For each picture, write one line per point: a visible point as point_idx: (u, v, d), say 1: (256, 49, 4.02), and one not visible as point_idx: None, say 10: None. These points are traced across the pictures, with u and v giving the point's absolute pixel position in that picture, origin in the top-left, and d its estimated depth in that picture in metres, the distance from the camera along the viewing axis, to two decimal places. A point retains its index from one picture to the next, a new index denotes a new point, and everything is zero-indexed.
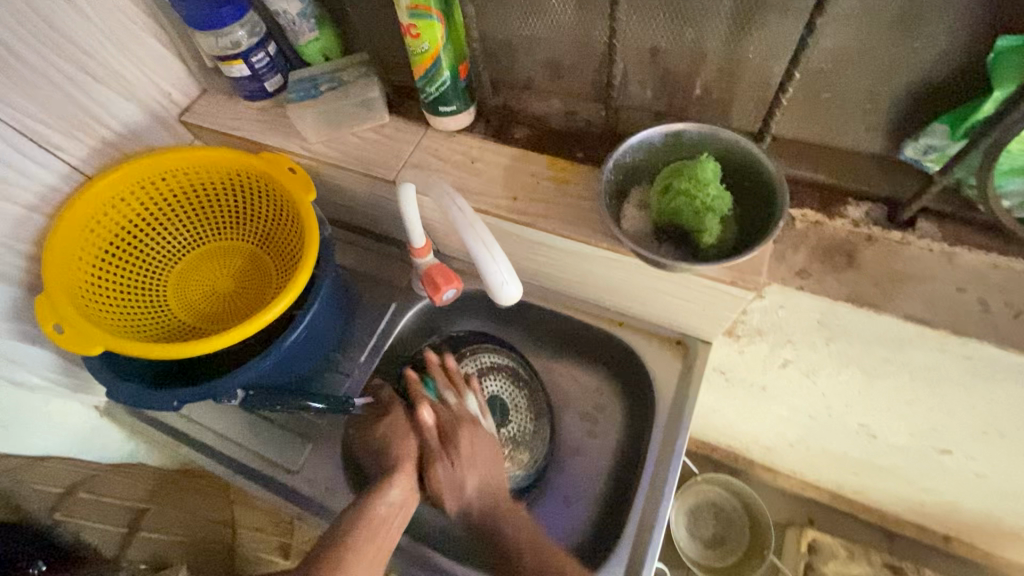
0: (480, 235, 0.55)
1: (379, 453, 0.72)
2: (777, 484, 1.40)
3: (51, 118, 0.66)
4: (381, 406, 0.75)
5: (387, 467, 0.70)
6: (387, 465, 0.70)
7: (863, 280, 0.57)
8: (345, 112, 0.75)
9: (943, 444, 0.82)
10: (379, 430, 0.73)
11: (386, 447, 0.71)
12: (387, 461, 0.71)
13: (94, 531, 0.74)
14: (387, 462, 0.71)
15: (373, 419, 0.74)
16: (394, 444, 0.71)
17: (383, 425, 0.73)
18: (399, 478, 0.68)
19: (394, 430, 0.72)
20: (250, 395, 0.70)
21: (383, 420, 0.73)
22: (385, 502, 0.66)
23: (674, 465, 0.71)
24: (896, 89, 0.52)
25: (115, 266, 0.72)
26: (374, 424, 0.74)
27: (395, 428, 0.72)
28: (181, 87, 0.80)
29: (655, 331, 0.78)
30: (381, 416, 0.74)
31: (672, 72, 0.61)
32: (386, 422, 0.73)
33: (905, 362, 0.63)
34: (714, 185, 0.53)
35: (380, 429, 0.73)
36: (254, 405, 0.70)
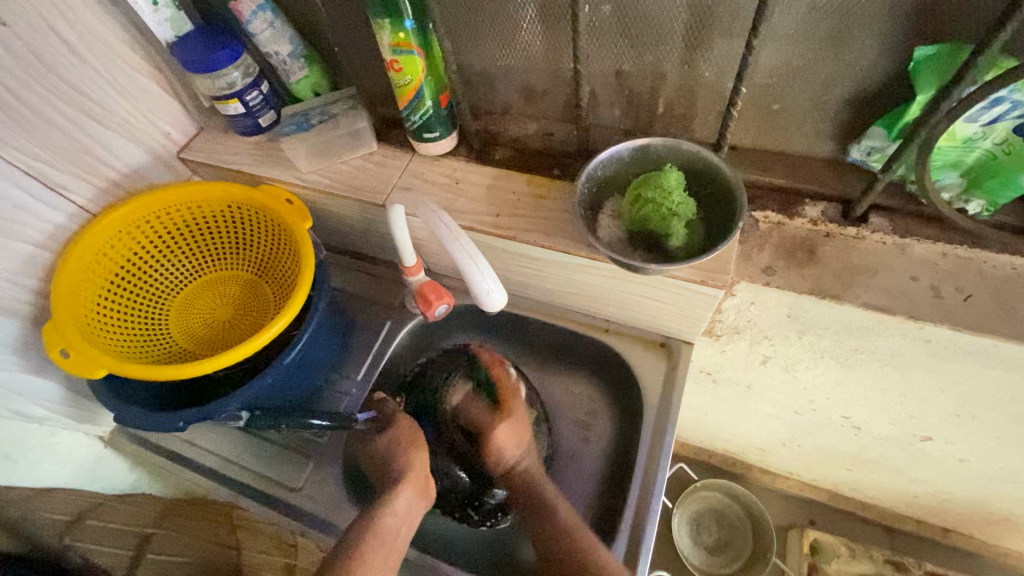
0: (465, 249, 0.58)
1: (381, 464, 0.73)
2: (775, 486, 1.42)
3: (59, 161, 0.71)
4: (384, 421, 0.77)
5: (390, 479, 0.71)
6: (391, 475, 0.71)
7: (823, 274, 0.61)
8: (335, 143, 0.80)
9: (923, 431, 0.85)
10: (380, 443, 0.75)
11: (389, 457, 0.73)
12: (390, 473, 0.72)
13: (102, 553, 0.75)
14: (390, 474, 0.72)
15: (374, 432, 0.76)
16: (397, 457, 0.73)
17: (385, 437, 0.75)
18: (405, 486, 0.70)
19: (396, 443, 0.74)
20: (255, 415, 0.73)
21: (384, 434, 0.75)
22: (391, 512, 0.67)
23: (663, 465, 0.74)
24: (837, 97, 0.57)
25: (119, 297, 0.76)
26: (375, 436, 0.75)
27: (398, 442, 0.74)
28: (179, 126, 0.85)
29: (640, 335, 0.82)
30: (382, 430, 0.76)
31: (636, 92, 0.66)
32: (387, 436, 0.75)
33: (874, 350, 0.67)
34: (677, 193, 0.57)
35: (383, 440, 0.74)
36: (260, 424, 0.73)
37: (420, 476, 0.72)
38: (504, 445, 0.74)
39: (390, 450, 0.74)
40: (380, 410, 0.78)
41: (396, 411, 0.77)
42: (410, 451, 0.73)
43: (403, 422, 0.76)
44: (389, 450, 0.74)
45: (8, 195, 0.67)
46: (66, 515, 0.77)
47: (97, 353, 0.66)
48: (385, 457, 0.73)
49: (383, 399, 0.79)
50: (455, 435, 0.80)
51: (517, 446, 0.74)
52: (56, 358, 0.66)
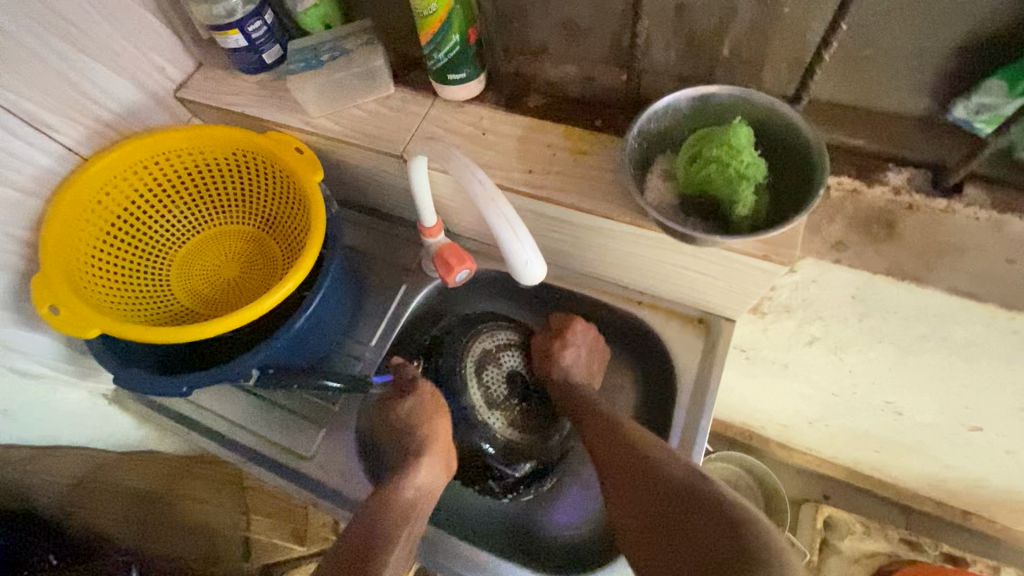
0: (502, 212, 0.51)
1: (401, 434, 0.70)
2: (792, 461, 1.38)
3: (43, 97, 0.63)
4: (404, 385, 0.74)
5: (411, 447, 0.69)
6: (411, 445, 0.69)
7: (903, 252, 0.53)
8: (348, 84, 0.71)
9: (974, 422, 0.80)
10: (401, 411, 0.72)
11: (411, 424, 0.70)
12: (410, 441, 0.70)
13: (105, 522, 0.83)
14: (410, 442, 0.69)
15: (396, 396, 0.73)
16: (418, 427, 0.70)
17: (408, 403, 0.72)
18: (423, 466, 0.67)
19: (418, 411, 0.71)
20: (266, 373, 0.69)
21: (408, 401, 0.72)
22: (411, 487, 0.65)
23: (698, 448, 0.69)
24: (947, 42, 0.48)
25: (115, 249, 0.69)
26: (398, 400, 0.73)
27: (420, 410, 0.71)
28: (175, 61, 0.76)
29: (678, 309, 0.75)
30: (404, 395, 0.73)
31: (699, 31, 0.57)
32: (408, 404, 0.72)
33: (944, 338, 0.60)
34: (748, 152, 0.49)
35: (405, 405, 0.72)
36: (271, 383, 0.68)
37: (441, 449, 0.70)
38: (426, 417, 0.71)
39: (411, 417, 0.71)
40: (401, 376, 0.74)
41: (419, 378, 0.74)
42: (431, 421, 0.71)
43: (425, 388, 0.73)
44: (412, 415, 0.71)
45: None
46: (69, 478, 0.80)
47: (89, 311, 0.60)
48: (405, 424, 0.71)
49: (401, 364, 0.75)
50: (478, 401, 0.75)
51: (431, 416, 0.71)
52: (45, 314, 0.61)
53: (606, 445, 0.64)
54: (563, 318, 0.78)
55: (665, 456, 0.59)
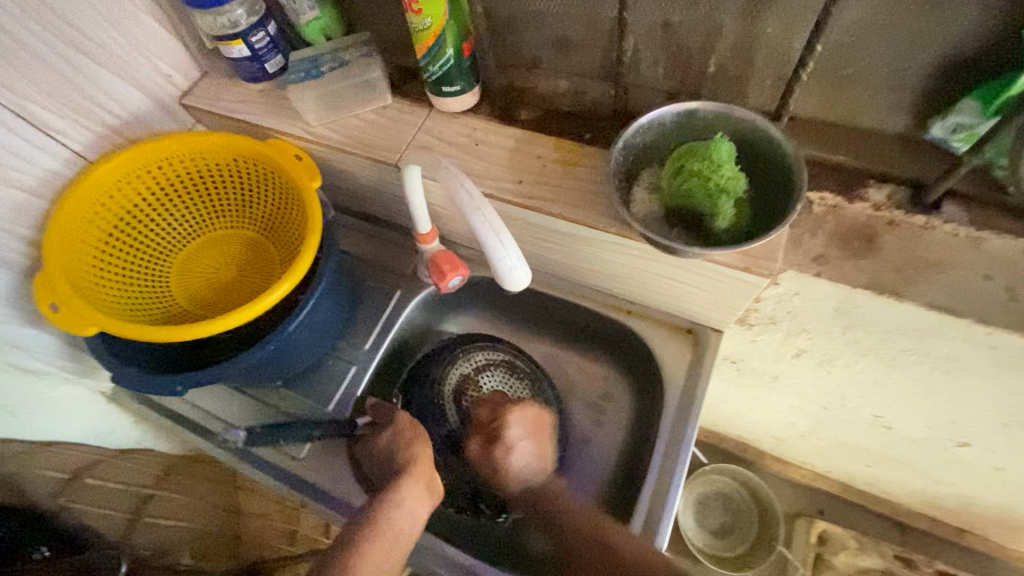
0: (488, 219, 0.53)
1: (385, 460, 0.71)
2: (786, 475, 1.38)
3: (51, 103, 0.65)
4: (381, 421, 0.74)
5: (395, 472, 0.70)
6: (395, 470, 0.70)
7: (883, 266, 0.54)
8: (347, 94, 0.73)
9: (962, 437, 0.80)
10: (382, 440, 0.72)
11: (392, 453, 0.71)
12: (393, 466, 0.70)
13: (94, 515, 0.72)
14: (394, 468, 0.70)
15: (376, 429, 0.74)
16: (399, 453, 0.70)
17: (386, 435, 0.72)
18: (408, 484, 0.67)
19: (397, 440, 0.71)
20: (251, 433, 0.73)
21: (386, 431, 0.72)
22: (395, 506, 0.65)
23: (683, 459, 0.69)
24: (923, 63, 0.49)
25: (116, 250, 0.71)
26: (376, 432, 0.73)
27: (399, 439, 0.71)
28: (181, 69, 0.79)
29: (666, 319, 0.76)
30: (381, 428, 0.73)
31: (685, 49, 0.58)
32: (387, 434, 0.72)
33: (926, 352, 0.61)
34: (728, 167, 0.51)
35: (384, 436, 0.72)
36: (256, 442, 0.73)
37: (426, 471, 0.70)
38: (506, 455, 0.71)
39: (392, 447, 0.71)
40: (377, 411, 0.75)
41: (393, 409, 0.75)
42: (411, 446, 0.71)
43: (402, 418, 0.73)
44: (391, 446, 0.71)
45: None
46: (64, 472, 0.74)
47: (88, 309, 0.62)
48: (386, 452, 0.71)
49: (376, 403, 0.76)
50: (458, 425, 0.75)
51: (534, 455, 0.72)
52: (47, 312, 0.63)
53: (572, 513, 0.68)
54: (491, 415, 0.74)
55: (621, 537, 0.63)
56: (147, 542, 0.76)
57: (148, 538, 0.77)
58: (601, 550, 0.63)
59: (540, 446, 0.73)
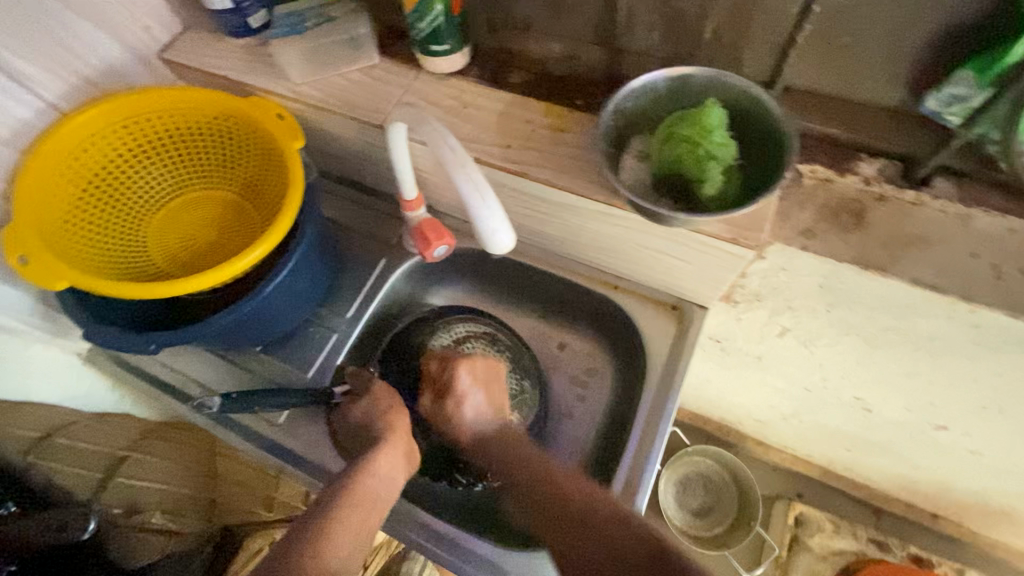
0: (471, 176, 0.51)
1: (360, 431, 0.70)
2: (767, 458, 1.39)
3: (21, 48, 0.62)
4: (358, 391, 0.73)
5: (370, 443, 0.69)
6: (372, 440, 0.69)
7: (870, 241, 0.54)
8: (332, 52, 0.71)
9: (939, 420, 0.81)
10: (357, 412, 0.71)
11: (368, 423, 0.70)
12: (370, 435, 0.69)
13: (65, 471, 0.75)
14: (369, 438, 0.69)
15: (351, 400, 0.72)
16: (376, 422, 0.70)
17: (361, 406, 0.71)
18: (385, 451, 0.67)
19: (373, 410, 0.71)
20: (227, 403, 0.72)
21: (361, 402, 0.71)
22: (372, 475, 0.64)
23: (661, 432, 0.69)
24: (921, 30, 0.48)
25: (90, 207, 0.69)
26: (353, 402, 0.72)
27: (375, 409, 0.71)
28: (160, 21, 0.76)
29: (652, 295, 0.76)
30: (357, 398, 0.72)
31: (680, 12, 0.56)
32: (363, 405, 0.71)
33: (908, 331, 0.61)
34: (718, 132, 0.50)
35: (361, 406, 0.71)
36: (233, 409, 0.72)
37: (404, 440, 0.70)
38: (459, 407, 0.70)
39: (368, 417, 0.70)
40: (356, 380, 0.74)
41: (372, 378, 0.74)
42: (388, 416, 0.71)
43: (381, 389, 0.73)
44: (367, 415, 0.70)
45: None
46: (36, 430, 0.76)
47: (59, 263, 0.60)
48: (363, 422, 0.70)
49: (358, 370, 0.75)
50: (437, 395, 0.75)
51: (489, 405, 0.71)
52: (14, 264, 0.60)
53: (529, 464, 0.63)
54: (441, 367, 0.74)
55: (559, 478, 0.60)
56: (116, 501, 0.77)
57: (118, 499, 0.78)
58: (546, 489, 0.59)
59: (497, 396, 0.72)
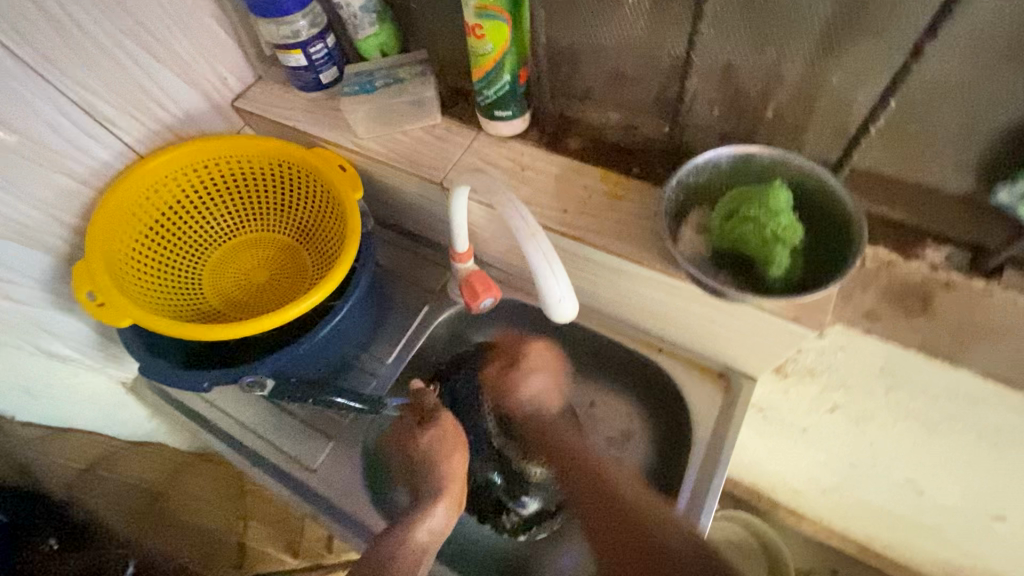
0: (541, 247, 0.52)
1: (421, 463, 0.71)
2: (800, 529, 1.30)
3: (112, 97, 0.66)
4: (425, 411, 0.73)
5: (432, 482, 0.69)
6: (432, 476, 0.69)
7: (938, 329, 0.53)
8: (397, 110, 0.73)
9: (998, 511, 0.77)
10: (424, 439, 0.72)
11: (431, 455, 0.71)
12: (433, 475, 0.70)
13: (109, 511, 0.83)
14: (431, 481, 0.69)
15: (416, 424, 0.73)
16: (438, 456, 0.71)
17: (428, 435, 0.72)
18: (444, 500, 0.67)
19: (440, 445, 0.71)
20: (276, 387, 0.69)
21: (429, 430, 0.72)
22: (430, 525, 0.65)
23: (707, 509, 0.67)
24: (994, 127, 0.48)
25: (155, 245, 0.72)
26: (417, 431, 0.73)
27: (441, 443, 0.71)
28: (237, 73, 0.79)
29: (698, 361, 0.74)
30: (425, 424, 0.73)
31: (745, 91, 0.57)
32: (431, 433, 0.72)
33: (973, 421, 0.59)
34: (786, 215, 0.50)
35: (428, 437, 0.72)
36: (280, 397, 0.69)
37: (458, 488, 0.69)
38: (445, 450, 0.71)
39: (434, 449, 0.71)
40: (419, 401, 0.73)
41: (437, 403, 0.73)
42: (451, 454, 0.71)
43: (446, 419, 0.73)
44: (433, 449, 0.71)
45: (58, 126, 0.63)
46: (79, 462, 0.81)
47: (125, 302, 0.62)
48: (426, 455, 0.71)
49: (423, 388, 0.73)
50: (492, 429, 0.81)
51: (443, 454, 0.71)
52: (83, 301, 0.63)
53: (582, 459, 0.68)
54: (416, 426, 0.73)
55: (622, 479, 0.65)
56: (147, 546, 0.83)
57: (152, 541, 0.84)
58: (603, 490, 0.64)
59: (553, 377, 0.79)
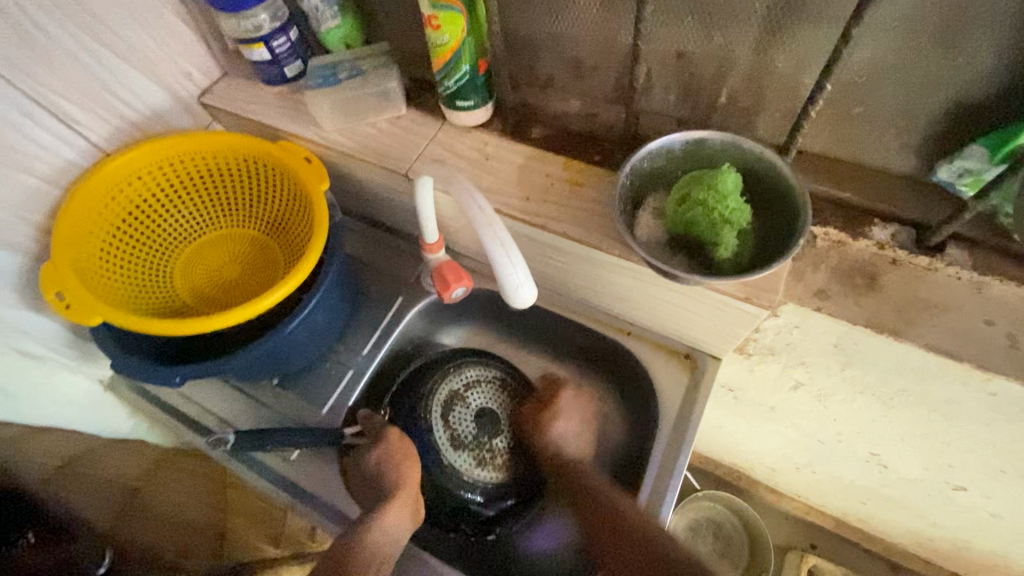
0: (498, 236, 0.54)
1: (373, 480, 0.69)
2: (779, 505, 1.33)
3: (74, 95, 0.66)
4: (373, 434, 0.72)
5: (382, 494, 0.68)
6: (382, 491, 0.68)
7: (884, 305, 0.55)
8: (362, 103, 0.74)
9: (958, 480, 0.79)
10: (372, 458, 0.70)
11: (380, 474, 0.69)
12: (382, 488, 0.69)
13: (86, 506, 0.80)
14: (382, 490, 0.69)
15: (366, 444, 0.71)
16: (389, 472, 0.69)
17: (377, 452, 0.70)
18: (395, 506, 0.67)
19: (388, 458, 0.70)
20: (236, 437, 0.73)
21: (376, 448, 0.70)
22: (379, 529, 0.65)
23: (673, 485, 0.69)
24: (932, 107, 0.50)
25: (125, 243, 0.72)
26: (365, 449, 0.70)
27: (390, 458, 0.70)
28: (202, 68, 0.79)
29: (664, 343, 0.76)
30: (372, 443, 0.71)
31: (698, 77, 0.59)
32: (377, 452, 0.70)
33: (924, 394, 0.61)
34: (733, 198, 0.51)
35: (373, 455, 0.70)
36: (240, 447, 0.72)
37: (411, 493, 0.69)
38: (397, 467, 0.69)
39: (382, 466, 0.69)
40: (368, 424, 0.73)
41: (385, 425, 0.73)
42: (401, 467, 0.70)
43: (394, 435, 0.71)
44: (381, 464, 0.69)
45: (19, 125, 0.63)
46: (56, 460, 0.80)
47: (94, 299, 0.63)
48: (376, 471, 0.69)
49: (369, 415, 0.74)
50: (444, 442, 0.74)
51: (392, 473, 0.69)
52: (51, 301, 0.63)
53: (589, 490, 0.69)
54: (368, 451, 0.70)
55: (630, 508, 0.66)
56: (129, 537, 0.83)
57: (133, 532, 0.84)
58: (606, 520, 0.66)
59: (585, 420, 0.76)
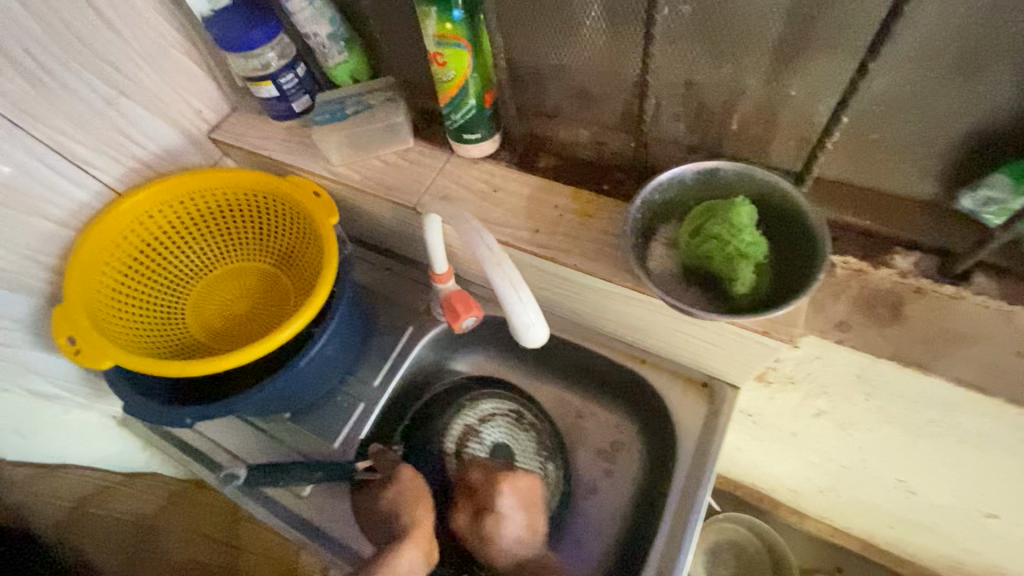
0: (506, 274, 0.52)
1: (387, 519, 0.69)
2: (802, 527, 1.29)
3: (86, 137, 0.67)
4: (386, 472, 0.72)
5: (396, 533, 0.68)
6: (396, 532, 0.68)
7: (909, 336, 0.53)
8: (370, 136, 0.74)
9: (989, 508, 0.76)
10: (387, 496, 0.70)
11: (394, 512, 0.69)
12: (397, 527, 0.68)
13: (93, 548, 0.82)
14: (397, 527, 0.68)
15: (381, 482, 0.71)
16: (404, 510, 0.68)
17: (391, 490, 0.70)
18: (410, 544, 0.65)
19: (401, 497, 0.70)
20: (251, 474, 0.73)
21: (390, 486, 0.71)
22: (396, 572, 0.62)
23: (694, 520, 0.66)
24: (953, 133, 0.48)
25: (137, 282, 0.72)
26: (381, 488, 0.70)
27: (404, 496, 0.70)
28: (212, 105, 0.80)
29: (680, 371, 0.74)
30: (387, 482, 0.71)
31: (707, 106, 0.58)
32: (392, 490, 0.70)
33: (954, 425, 0.59)
34: (749, 231, 0.50)
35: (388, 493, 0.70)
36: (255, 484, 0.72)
37: (426, 534, 0.67)
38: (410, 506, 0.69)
39: (396, 505, 0.69)
40: (381, 461, 0.73)
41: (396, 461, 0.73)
42: (415, 506, 0.69)
43: (406, 473, 0.72)
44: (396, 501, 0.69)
45: (33, 170, 0.63)
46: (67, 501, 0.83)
47: (105, 342, 0.63)
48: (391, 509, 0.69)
49: (380, 450, 0.74)
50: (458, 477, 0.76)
51: (405, 512, 0.68)
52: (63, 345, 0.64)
53: None
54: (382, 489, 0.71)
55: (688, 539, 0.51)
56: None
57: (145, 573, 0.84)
58: None
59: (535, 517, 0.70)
